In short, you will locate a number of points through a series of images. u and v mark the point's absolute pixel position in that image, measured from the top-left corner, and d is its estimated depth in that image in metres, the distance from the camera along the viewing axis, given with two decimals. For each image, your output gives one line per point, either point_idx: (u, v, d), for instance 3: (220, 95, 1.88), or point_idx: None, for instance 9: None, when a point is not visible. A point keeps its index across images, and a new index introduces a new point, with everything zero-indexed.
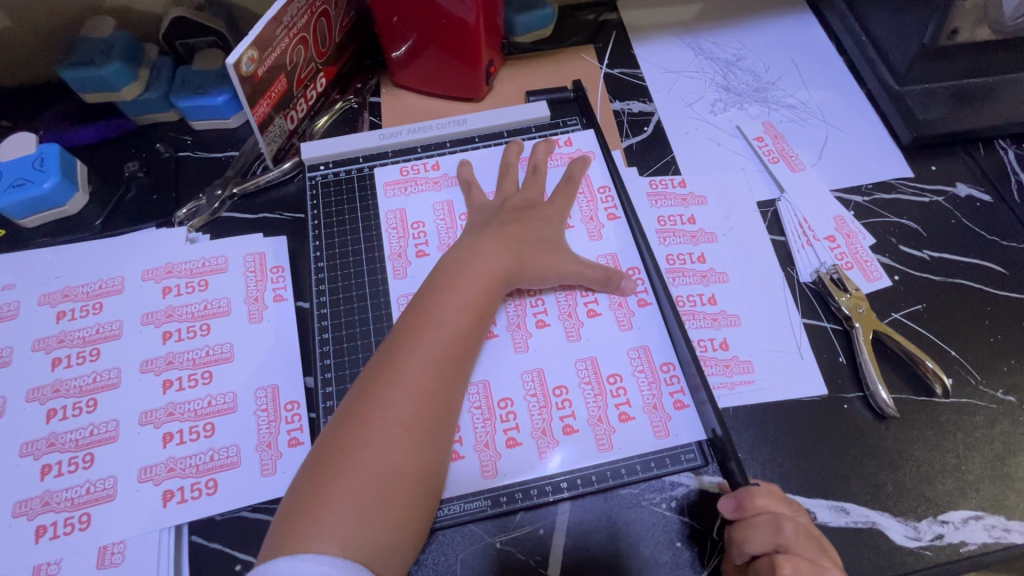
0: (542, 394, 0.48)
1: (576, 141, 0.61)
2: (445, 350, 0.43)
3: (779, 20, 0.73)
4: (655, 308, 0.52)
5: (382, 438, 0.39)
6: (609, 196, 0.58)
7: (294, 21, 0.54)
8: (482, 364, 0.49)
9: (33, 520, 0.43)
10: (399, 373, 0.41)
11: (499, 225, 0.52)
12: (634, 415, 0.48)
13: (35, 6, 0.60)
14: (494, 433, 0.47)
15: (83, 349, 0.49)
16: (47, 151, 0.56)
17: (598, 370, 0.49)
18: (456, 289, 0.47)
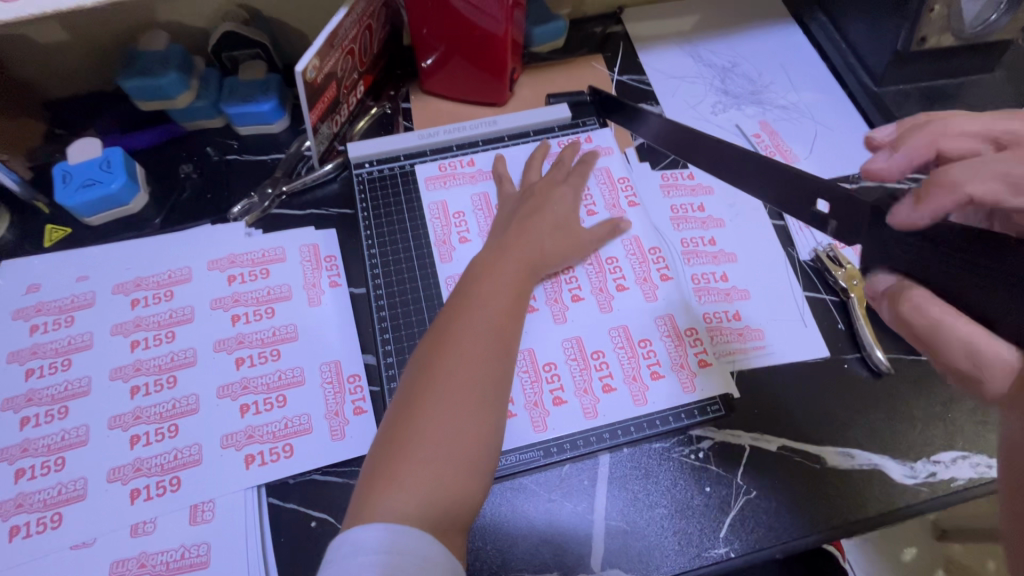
0: (581, 357, 0.54)
1: (596, 139, 0.68)
2: (494, 322, 0.48)
3: (768, 29, 0.81)
4: (677, 282, 0.59)
5: (436, 415, 0.42)
6: (629, 185, 0.64)
7: (347, 34, 0.60)
8: (526, 334, 0.55)
9: (127, 484, 0.47)
10: (455, 345, 0.46)
11: (529, 212, 0.58)
12: (663, 375, 0.54)
13: (95, 22, 0.65)
14: (541, 393, 0.52)
15: (158, 332, 0.54)
16: (113, 155, 0.61)
17: (631, 337, 0.55)
18: (494, 272, 0.52)
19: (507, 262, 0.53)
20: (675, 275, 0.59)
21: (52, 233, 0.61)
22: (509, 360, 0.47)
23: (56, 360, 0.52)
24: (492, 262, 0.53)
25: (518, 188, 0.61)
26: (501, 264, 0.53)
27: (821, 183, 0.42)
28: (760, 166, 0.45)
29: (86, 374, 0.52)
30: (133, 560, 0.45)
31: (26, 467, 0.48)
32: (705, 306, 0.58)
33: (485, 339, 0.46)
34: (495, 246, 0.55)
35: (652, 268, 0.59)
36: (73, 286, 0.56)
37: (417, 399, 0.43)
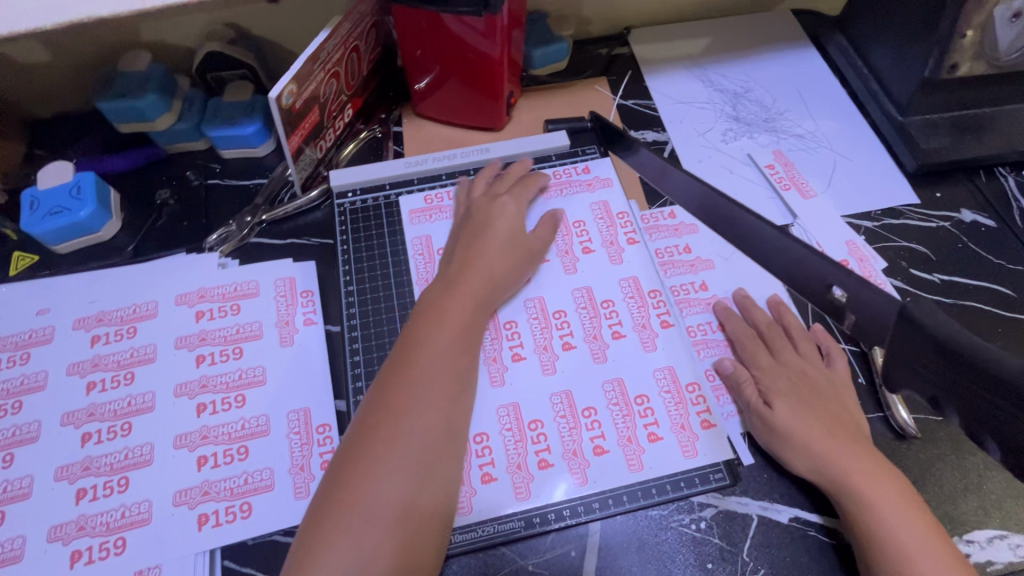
0: (571, 415, 0.49)
1: (594, 169, 0.63)
2: (461, 334, 0.45)
3: (783, 53, 0.77)
4: (676, 330, 0.54)
5: (398, 443, 0.39)
6: (628, 221, 0.60)
7: (330, 56, 0.56)
8: (510, 386, 0.50)
9: (68, 545, 0.43)
10: (422, 359, 0.43)
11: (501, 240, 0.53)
12: (661, 437, 0.49)
13: (74, 42, 0.62)
14: (526, 455, 0.47)
15: (117, 373, 0.50)
16: (83, 180, 0.58)
17: (625, 392, 0.50)
18: (464, 279, 0.49)
19: (478, 269, 0.50)
20: (676, 322, 0.54)
21: (18, 261, 0.58)
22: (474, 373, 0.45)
23: (6, 402, 0.49)
24: (460, 269, 0.50)
25: (464, 210, 0.57)
26: (470, 272, 0.49)
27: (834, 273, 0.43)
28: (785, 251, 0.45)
29: (37, 419, 0.48)
30: None
31: None
32: (705, 360, 0.53)
33: (452, 354, 0.44)
34: (442, 278, 0.50)
35: (649, 313, 0.54)
36: (33, 320, 0.53)
37: (383, 419, 0.40)
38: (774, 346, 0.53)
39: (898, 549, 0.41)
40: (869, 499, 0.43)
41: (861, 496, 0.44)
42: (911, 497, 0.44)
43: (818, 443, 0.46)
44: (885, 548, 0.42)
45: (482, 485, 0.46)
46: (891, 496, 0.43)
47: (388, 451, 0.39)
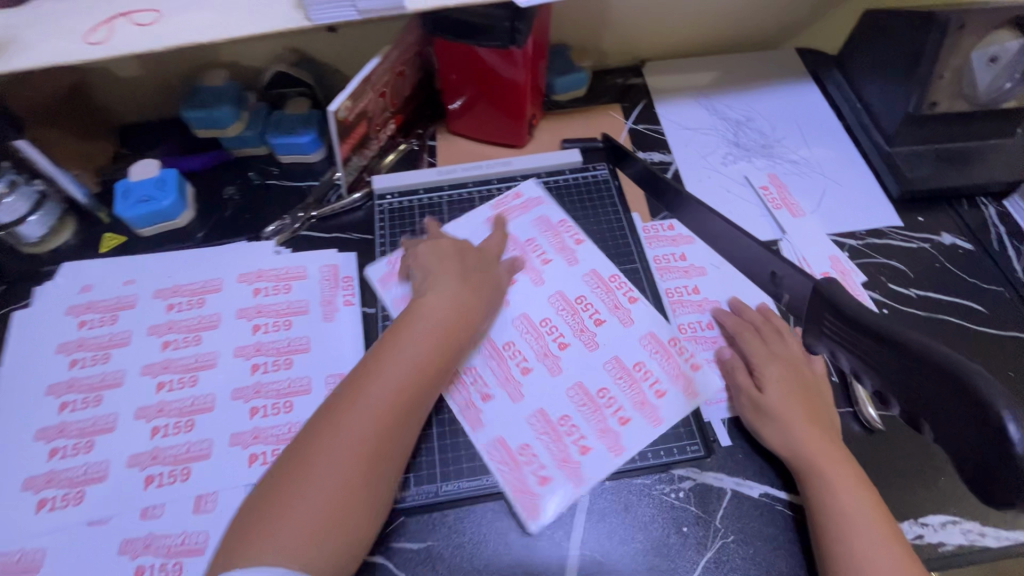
0: (589, 401, 0.56)
1: (524, 194, 0.70)
2: (400, 394, 0.46)
3: (785, 87, 0.84)
4: (648, 313, 0.61)
5: (334, 456, 0.43)
6: (571, 228, 0.67)
7: (378, 79, 0.66)
8: (530, 396, 0.56)
9: (143, 470, 0.52)
10: (353, 415, 0.44)
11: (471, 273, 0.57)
12: (666, 396, 0.56)
13: (166, 61, 0.74)
14: (567, 449, 0.53)
15: (187, 335, 0.60)
16: (167, 175, 0.68)
17: (626, 364, 0.58)
18: (415, 330, 0.50)
19: (431, 324, 0.51)
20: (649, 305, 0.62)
21: (109, 240, 0.68)
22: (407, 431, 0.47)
23: (97, 353, 0.59)
24: (415, 321, 0.51)
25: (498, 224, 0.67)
26: (420, 328, 0.50)
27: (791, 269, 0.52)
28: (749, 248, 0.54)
29: (121, 368, 0.58)
30: (140, 540, 0.49)
31: (60, 446, 0.53)
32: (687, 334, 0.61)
33: (383, 415, 0.45)
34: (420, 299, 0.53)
35: (617, 296, 0.62)
36: (121, 288, 0.63)
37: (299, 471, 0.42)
38: (763, 337, 0.58)
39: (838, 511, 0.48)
40: (818, 463, 0.50)
41: (821, 469, 0.50)
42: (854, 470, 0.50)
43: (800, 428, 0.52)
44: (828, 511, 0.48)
45: (539, 487, 0.52)
46: (837, 466, 0.50)
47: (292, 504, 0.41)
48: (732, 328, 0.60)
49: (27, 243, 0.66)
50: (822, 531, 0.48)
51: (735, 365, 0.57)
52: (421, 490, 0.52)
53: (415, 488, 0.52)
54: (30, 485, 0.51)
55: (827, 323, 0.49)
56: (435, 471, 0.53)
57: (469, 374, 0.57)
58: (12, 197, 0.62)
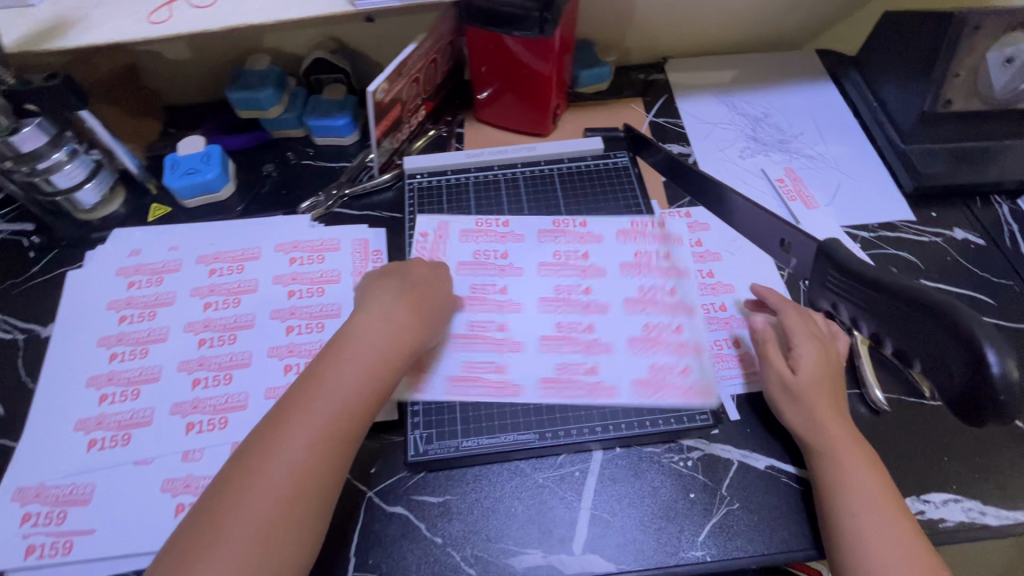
0: (642, 298, 0.63)
1: (424, 226, 0.69)
2: (330, 429, 0.46)
3: (804, 86, 0.86)
4: (607, 239, 0.68)
5: (257, 497, 0.42)
6: (492, 223, 0.70)
7: (413, 65, 0.69)
8: (599, 334, 0.61)
9: (185, 417, 0.56)
10: (279, 452, 0.44)
11: (409, 287, 0.57)
12: (677, 289, 0.64)
13: (213, 45, 0.79)
14: (672, 341, 0.60)
15: (227, 298, 0.63)
16: (213, 151, 0.73)
17: (635, 295, 0.64)
18: (348, 362, 0.49)
19: (363, 357, 0.50)
20: (604, 236, 0.68)
21: (155, 210, 0.73)
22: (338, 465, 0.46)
23: (144, 311, 0.63)
24: (346, 353, 0.50)
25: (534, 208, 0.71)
26: (353, 360, 0.49)
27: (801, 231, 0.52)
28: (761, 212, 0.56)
29: (166, 325, 0.62)
30: (181, 480, 0.53)
31: (109, 393, 0.57)
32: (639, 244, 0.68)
33: (310, 451, 0.45)
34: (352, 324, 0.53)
35: (573, 231, 0.69)
36: (166, 253, 0.67)
37: (218, 514, 0.41)
38: (805, 317, 0.58)
39: (846, 488, 0.49)
40: (831, 442, 0.51)
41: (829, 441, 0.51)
42: (865, 451, 0.51)
43: (817, 405, 0.53)
44: (837, 486, 0.49)
45: (686, 376, 0.58)
46: (849, 446, 0.51)
47: (214, 547, 0.40)
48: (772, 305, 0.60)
49: (81, 210, 0.71)
50: (832, 505, 0.49)
51: (767, 337, 0.58)
52: (443, 445, 0.55)
53: (437, 443, 0.55)
54: (82, 426, 0.56)
55: (829, 278, 0.51)
56: (455, 427, 0.56)
57: (564, 372, 0.58)
58: (72, 165, 0.66)
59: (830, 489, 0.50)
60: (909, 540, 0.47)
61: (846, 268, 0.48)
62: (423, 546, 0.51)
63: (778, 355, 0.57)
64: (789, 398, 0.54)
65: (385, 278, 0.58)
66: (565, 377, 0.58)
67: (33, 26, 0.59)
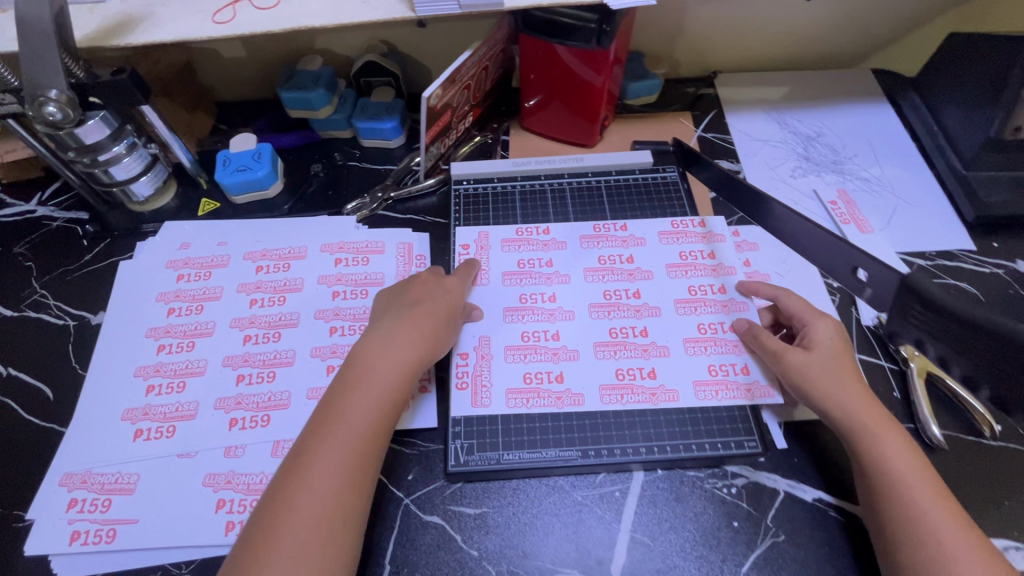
0: (693, 298, 0.64)
1: (463, 240, 0.69)
2: (352, 453, 0.46)
3: (859, 105, 0.84)
4: (650, 241, 0.68)
5: (291, 541, 0.42)
6: (530, 230, 0.70)
7: (467, 72, 0.69)
8: (653, 336, 0.61)
9: (228, 413, 0.56)
10: (309, 480, 0.45)
11: (410, 309, 0.56)
12: (727, 288, 0.65)
13: (269, 46, 0.80)
14: (726, 339, 0.61)
15: (273, 295, 0.64)
16: (264, 149, 0.73)
17: (685, 297, 0.64)
18: (362, 388, 0.50)
19: (375, 382, 0.50)
20: (647, 238, 0.69)
21: (205, 205, 0.74)
22: (364, 488, 0.46)
23: (192, 304, 0.64)
24: (358, 378, 0.51)
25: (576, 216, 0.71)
26: (367, 385, 0.50)
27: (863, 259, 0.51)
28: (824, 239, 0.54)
29: (213, 319, 0.62)
30: (223, 475, 0.53)
31: (156, 384, 0.58)
32: (683, 245, 0.68)
33: (337, 477, 0.45)
34: (357, 355, 0.53)
35: (615, 235, 0.69)
36: (215, 248, 0.68)
37: (258, 545, 0.42)
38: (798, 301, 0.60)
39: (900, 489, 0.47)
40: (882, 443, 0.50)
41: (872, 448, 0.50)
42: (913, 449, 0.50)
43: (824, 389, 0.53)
44: (890, 490, 0.48)
45: (745, 375, 0.58)
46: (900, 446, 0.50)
47: None
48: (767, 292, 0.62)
49: (135, 201, 0.72)
50: (888, 506, 0.47)
51: (755, 330, 0.59)
52: (483, 457, 0.54)
53: (476, 454, 0.55)
54: (129, 416, 0.56)
55: (910, 308, 0.49)
56: (497, 439, 0.55)
57: (623, 374, 0.58)
58: (130, 158, 0.67)
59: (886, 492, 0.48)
60: (985, 553, 0.44)
61: (934, 303, 0.47)
62: (458, 557, 0.51)
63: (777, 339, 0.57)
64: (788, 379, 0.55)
65: (390, 303, 0.58)
66: (625, 381, 0.58)
67: (102, 22, 0.60)
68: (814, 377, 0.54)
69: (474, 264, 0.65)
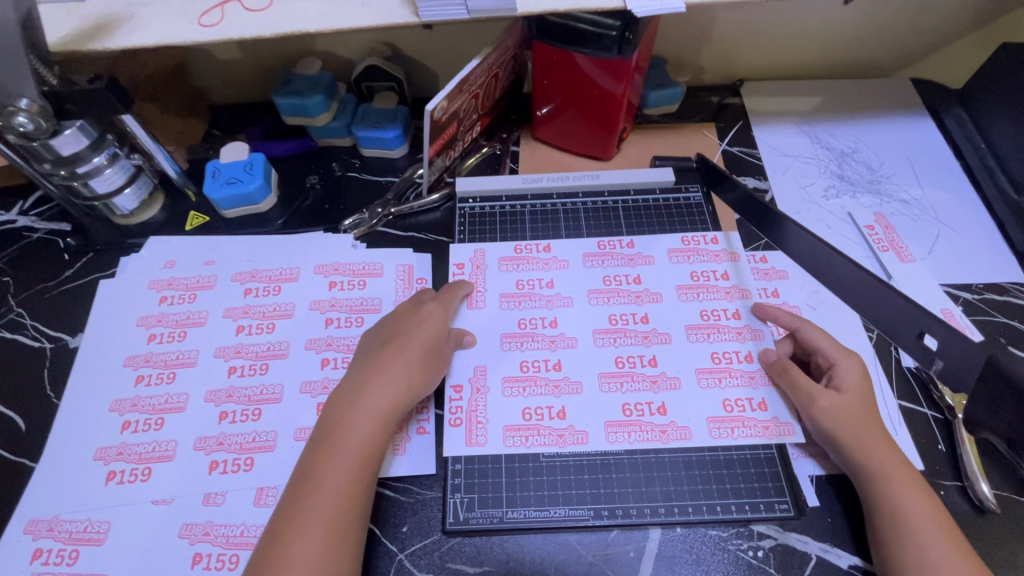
0: (705, 324, 0.59)
1: (459, 259, 0.64)
2: (331, 521, 0.42)
3: (898, 119, 0.78)
4: (658, 260, 0.63)
5: None
6: (532, 248, 0.65)
7: (475, 81, 0.63)
8: (662, 365, 0.56)
9: (208, 455, 0.52)
10: (286, 559, 0.40)
11: (378, 350, 0.52)
12: (741, 312, 0.59)
13: (265, 48, 0.75)
14: (741, 370, 0.56)
15: (261, 322, 0.59)
16: (256, 160, 0.68)
17: (698, 322, 0.59)
18: (335, 448, 0.45)
19: (351, 438, 0.46)
20: (656, 257, 0.64)
21: (193, 219, 0.70)
22: (346, 557, 0.42)
23: (174, 330, 0.59)
24: (332, 435, 0.46)
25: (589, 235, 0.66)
26: (343, 441, 0.46)
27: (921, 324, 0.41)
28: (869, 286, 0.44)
29: (196, 348, 0.58)
30: (200, 526, 0.49)
31: (132, 420, 0.54)
32: (694, 265, 0.63)
33: (316, 549, 0.41)
34: (329, 406, 0.48)
35: (621, 253, 0.64)
36: (201, 268, 0.64)
37: None
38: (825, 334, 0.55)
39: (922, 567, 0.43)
40: (909, 509, 0.45)
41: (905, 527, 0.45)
42: (946, 523, 0.45)
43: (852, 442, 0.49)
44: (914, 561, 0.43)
45: (760, 411, 0.53)
46: (932, 515, 0.45)
47: None
48: (789, 322, 0.56)
49: (118, 214, 0.68)
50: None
51: (787, 363, 0.54)
52: (485, 513, 0.50)
53: (474, 513, 0.50)
54: (102, 456, 0.52)
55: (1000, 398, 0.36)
56: (500, 494, 0.51)
57: (630, 411, 0.53)
58: (111, 170, 0.63)
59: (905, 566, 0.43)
60: None
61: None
62: None
63: (808, 378, 0.52)
64: (816, 424, 0.51)
65: (363, 346, 0.54)
66: (632, 418, 0.53)
67: (78, 24, 0.55)
68: (840, 423, 0.49)
69: (462, 286, 0.60)
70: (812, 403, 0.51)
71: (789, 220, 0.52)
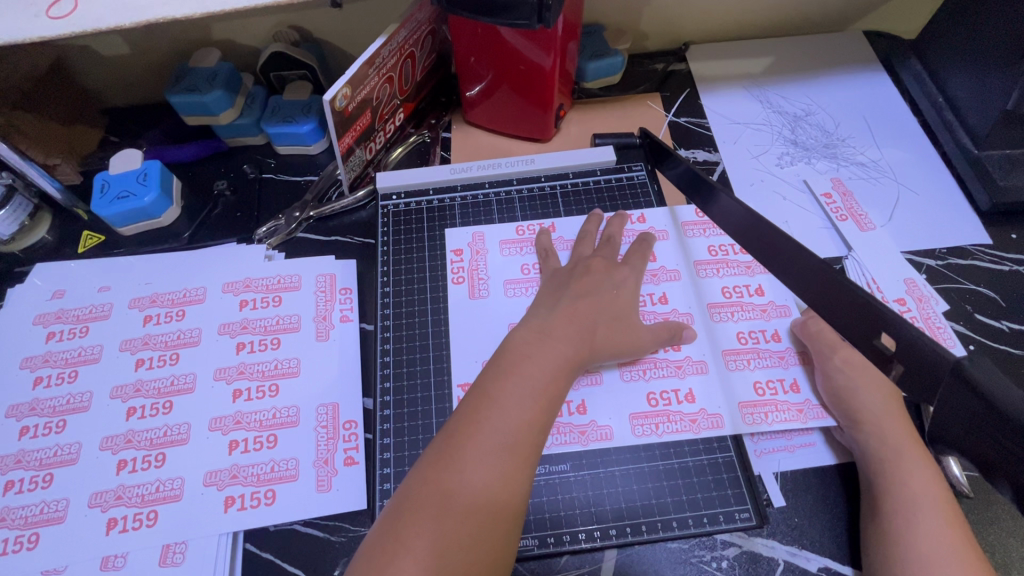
0: (733, 301, 0.55)
1: (457, 245, 0.59)
2: (509, 449, 0.37)
3: (851, 75, 0.73)
4: (672, 234, 0.59)
5: (482, 452, 0.36)
6: (480, 243, 0.59)
7: (385, 62, 0.57)
8: (687, 348, 0.52)
9: (105, 512, 0.46)
10: (508, 390, 0.39)
11: (570, 300, 0.47)
12: (765, 288, 0.55)
13: (153, 40, 0.66)
14: (768, 350, 0.52)
15: (164, 353, 0.53)
16: (150, 168, 0.61)
17: (720, 301, 0.55)
18: (552, 320, 0.45)
19: (568, 319, 0.46)
20: (670, 231, 0.59)
21: (87, 239, 0.62)
22: (521, 490, 0.36)
23: (64, 371, 0.53)
24: (551, 315, 0.46)
25: (528, 225, 0.60)
26: (558, 318, 0.46)
27: (851, 323, 0.35)
28: (798, 270, 0.39)
29: (89, 390, 0.51)
30: None
31: (16, 479, 0.48)
32: (711, 239, 0.58)
33: (489, 472, 0.36)
34: (546, 300, 0.48)
35: (634, 229, 0.59)
36: (95, 296, 0.57)
37: (446, 456, 0.36)
38: None
39: (912, 532, 0.40)
40: (909, 481, 0.42)
41: (903, 513, 0.41)
42: (944, 492, 0.42)
43: (871, 402, 0.46)
44: (907, 546, 0.40)
45: (792, 393, 0.50)
46: (929, 489, 0.42)
47: (443, 481, 0.35)
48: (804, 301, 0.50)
49: None
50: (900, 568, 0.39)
51: (813, 330, 0.51)
52: None
53: None
54: None
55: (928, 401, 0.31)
56: None
57: (655, 401, 0.50)
58: None
59: (893, 534, 0.41)
60: None
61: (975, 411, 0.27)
62: None
63: (832, 330, 0.50)
64: (835, 388, 0.48)
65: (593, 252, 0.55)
66: (659, 408, 0.49)
67: None
68: (862, 390, 0.47)
69: (649, 240, 0.56)
70: (832, 354, 0.49)
71: (724, 193, 0.46)
